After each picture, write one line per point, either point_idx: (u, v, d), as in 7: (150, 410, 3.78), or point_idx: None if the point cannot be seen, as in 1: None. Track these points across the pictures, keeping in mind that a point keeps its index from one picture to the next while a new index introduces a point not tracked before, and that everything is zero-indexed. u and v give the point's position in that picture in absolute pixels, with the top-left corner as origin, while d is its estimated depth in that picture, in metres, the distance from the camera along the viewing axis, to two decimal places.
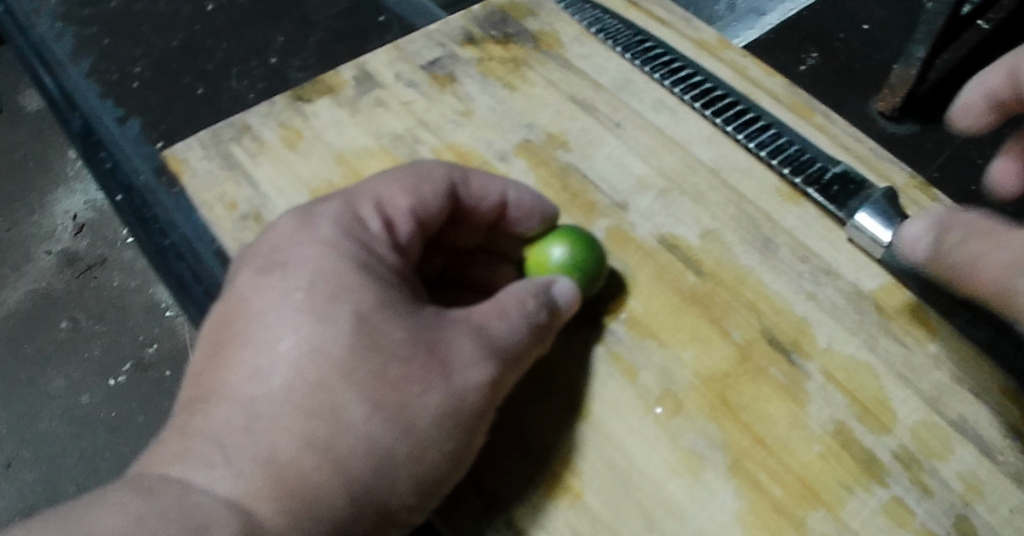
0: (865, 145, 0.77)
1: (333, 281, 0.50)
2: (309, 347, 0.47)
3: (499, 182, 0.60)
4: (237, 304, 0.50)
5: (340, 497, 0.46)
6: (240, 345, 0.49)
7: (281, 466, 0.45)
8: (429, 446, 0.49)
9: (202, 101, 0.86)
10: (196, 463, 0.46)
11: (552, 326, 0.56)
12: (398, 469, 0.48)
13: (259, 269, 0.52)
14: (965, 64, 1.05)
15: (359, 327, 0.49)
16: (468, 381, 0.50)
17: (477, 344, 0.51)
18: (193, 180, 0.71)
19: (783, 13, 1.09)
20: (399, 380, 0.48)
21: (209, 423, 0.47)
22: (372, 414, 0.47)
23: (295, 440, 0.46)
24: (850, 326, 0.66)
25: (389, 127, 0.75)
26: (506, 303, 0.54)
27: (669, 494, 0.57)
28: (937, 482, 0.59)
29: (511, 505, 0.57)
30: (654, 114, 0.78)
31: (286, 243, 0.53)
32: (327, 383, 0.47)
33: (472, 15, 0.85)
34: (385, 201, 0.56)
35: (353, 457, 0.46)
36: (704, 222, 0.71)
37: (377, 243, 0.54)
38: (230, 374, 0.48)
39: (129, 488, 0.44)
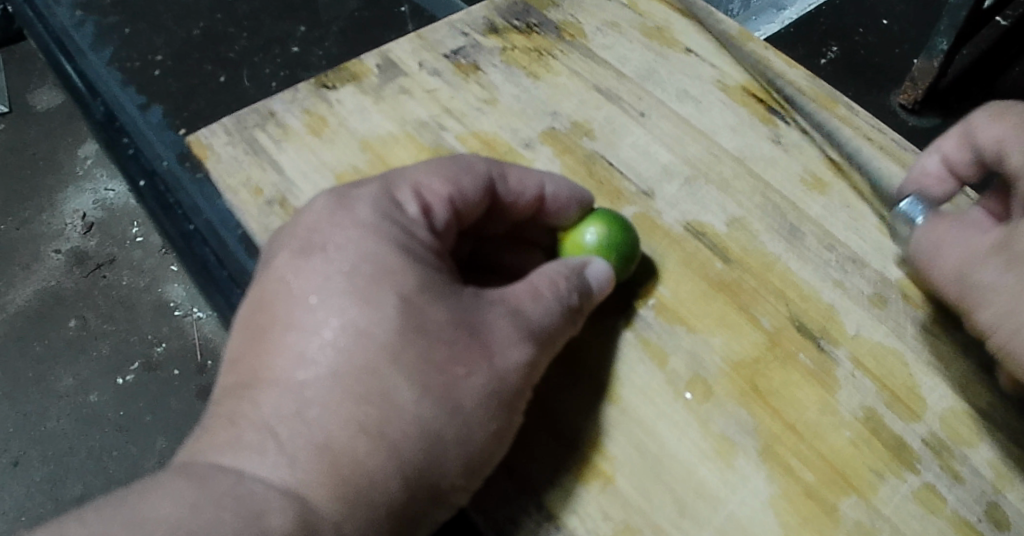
0: (887, 136, 0.76)
1: (375, 262, 0.50)
2: (355, 329, 0.48)
3: (536, 176, 0.60)
4: (276, 287, 0.50)
5: (394, 483, 0.46)
6: (283, 329, 0.49)
7: (335, 453, 0.45)
8: (475, 427, 0.49)
9: (224, 88, 0.87)
10: (249, 451, 0.46)
11: (583, 310, 0.56)
12: (447, 452, 0.48)
13: (298, 252, 0.51)
14: (985, 59, 1.06)
15: (403, 310, 0.49)
16: (509, 362, 0.51)
17: (517, 326, 0.52)
18: (218, 165, 0.71)
19: (801, 7, 1.10)
20: (444, 363, 0.48)
21: (259, 410, 0.47)
22: (420, 397, 0.47)
23: (348, 426, 0.46)
24: (879, 314, 0.65)
25: (414, 114, 0.75)
26: (539, 284, 0.54)
27: (701, 478, 0.56)
28: (968, 469, 0.58)
29: (544, 491, 0.56)
30: (678, 104, 0.78)
31: (323, 225, 0.53)
32: (375, 367, 0.47)
33: (495, 6, 0.86)
34: (422, 186, 0.56)
35: (405, 441, 0.46)
36: (730, 210, 0.70)
37: (415, 225, 0.54)
38: (275, 358, 0.48)
39: (183, 477, 0.44)
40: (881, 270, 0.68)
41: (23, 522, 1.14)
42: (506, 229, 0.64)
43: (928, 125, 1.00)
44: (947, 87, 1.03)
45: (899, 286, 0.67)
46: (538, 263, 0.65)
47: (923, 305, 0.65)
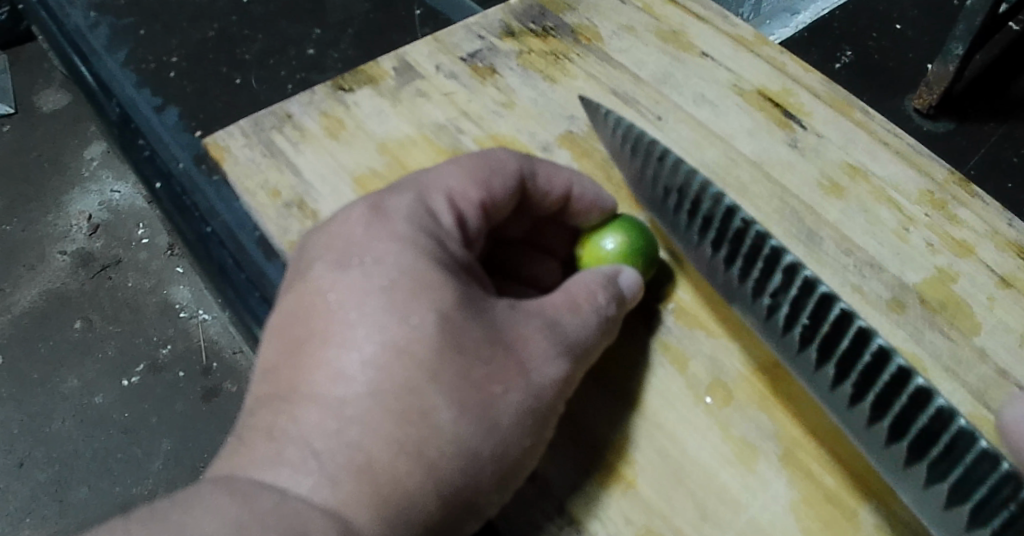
0: (904, 141, 0.77)
1: (413, 276, 0.50)
2: (395, 347, 0.47)
3: (566, 174, 0.60)
4: (312, 299, 0.50)
5: (432, 501, 0.47)
6: (321, 344, 0.48)
7: (376, 474, 0.45)
8: (512, 444, 0.49)
9: (241, 90, 0.87)
10: (291, 468, 0.45)
11: (619, 319, 0.56)
12: (484, 469, 0.48)
13: (335, 264, 0.51)
14: (999, 63, 1.08)
15: (443, 327, 0.49)
16: (546, 378, 0.51)
17: (553, 341, 0.52)
18: (235, 167, 0.71)
19: (815, 12, 1.13)
20: (482, 381, 0.48)
21: (299, 426, 0.46)
22: (459, 416, 0.47)
23: (388, 446, 0.46)
24: (896, 319, 0.66)
25: (432, 117, 0.75)
26: (577, 295, 0.54)
27: (723, 483, 0.56)
28: None
29: (566, 495, 0.56)
30: (695, 108, 0.78)
31: (359, 236, 0.52)
32: (415, 386, 0.47)
33: (510, 9, 0.86)
34: (456, 194, 0.57)
35: (444, 460, 0.47)
36: (749, 215, 0.71)
37: (450, 238, 0.54)
38: (313, 373, 0.48)
39: (223, 490, 0.44)
40: (899, 275, 0.69)
41: (27, 523, 1.14)
42: (525, 230, 0.65)
43: (942, 130, 1.03)
44: (961, 92, 1.06)
45: (916, 291, 0.68)
46: (557, 274, 0.64)
47: (939, 310, 0.67)
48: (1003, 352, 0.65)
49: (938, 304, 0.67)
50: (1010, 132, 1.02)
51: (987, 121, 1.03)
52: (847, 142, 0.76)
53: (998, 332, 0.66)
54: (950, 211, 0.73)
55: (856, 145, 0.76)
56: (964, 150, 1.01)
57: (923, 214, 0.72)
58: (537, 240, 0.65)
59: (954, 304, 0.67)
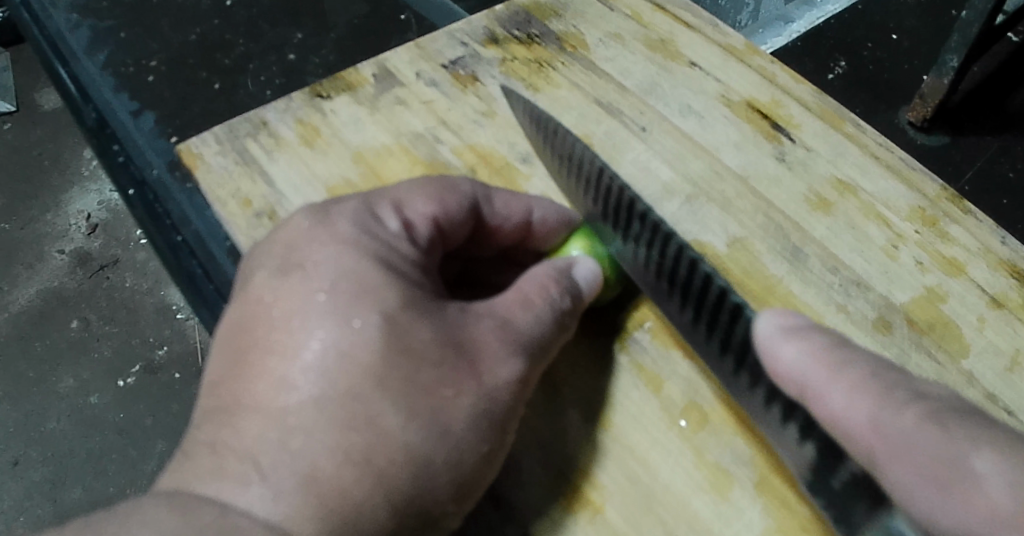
0: (895, 154, 0.75)
1: (355, 279, 0.49)
2: (337, 353, 0.46)
3: (523, 201, 0.59)
4: (253, 308, 0.49)
5: (383, 510, 0.44)
6: (263, 352, 0.47)
7: (319, 485, 0.43)
8: (467, 450, 0.47)
9: (220, 95, 0.85)
10: (234, 482, 0.43)
11: (575, 311, 0.54)
12: (438, 477, 0.46)
13: (275, 271, 0.50)
14: (996, 75, 1.06)
15: (387, 329, 0.47)
16: (499, 379, 0.49)
17: (506, 341, 0.50)
18: (208, 175, 0.69)
19: (810, 21, 1.11)
20: (431, 385, 0.46)
21: (240, 438, 0.44)
22: (408, 421, 0.45)
23: (333, 454, 0.44)
24: (881, 340, 0.64)
25: (410, 126, 0.73)
26: (529, 293, 0.53)
27: (694, 511, 0.54)
28: None
29: (531, 522, 0.54)
30: (681, 119, 0.76)
31: (300, 242, 0.51)
32: (358, 391, 0.45)
33: (495, 16, 0.84)
34: (405, 204, 0.55)
35: (393, 468, 0.45)
36: (732, 230, 0.69)
37: (396, 242, 0.52)
38: (255, 383, 0.46)
39: (167, 501, 0.41)
40: (886, 294, 0.67)
41: (19, 522, 1.12)
42: (497, 251, 0.62)
43: (936, 143, 1.01)
44: (957, 104, 1.04)
45: (904, 310, 0.66)
46: None
47: (927, 331, 0.65)
48: (991, 377, 0.64)
49: (926, 324, 0.66)
50: (1006, 146, 1.00)
51: (982, 135, 1.01)
52: (837, 156, 0.75)
53: (986, 353, 0.64)
54: (942, 229, 0.71)
55: (845, 159, 0.74)
56: (960, 164, 0.99)
57: (913, 231, 0.71)
58: (511, 260, 0.63)
59: (943, 323, 0.66)
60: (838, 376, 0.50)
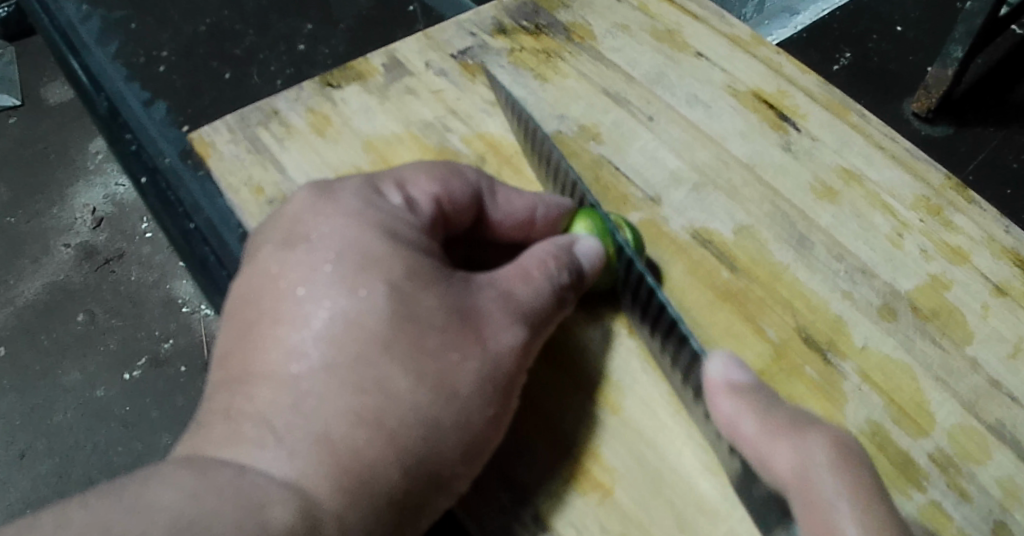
0: (901, 144, 0.76)
1: (361, 251, 0.49)
2: (346, 320, 0.47)
3: (528, 196, 0.59)
4: (260, 280, 0.49)
5: (395, 470, 0.45)
6: (271, 323, 0.47)
7: (333, 445, 0.44)
8: (475, 414, 0.48)
9: (230, 85, 0.86)
10: (249, 445, 0.44)
11: (575, 288, 0.54)
12: (447, 439, 0.47)
13: (282, 244, 0.51)
14: (1000, 67, 1.06)
15: (394, 297, 0.48)
16: (502, 345, 0.50)
17: (508, 309, 0.51)
18: (220, 163, 0.70)
19: (816, 12, 1.11)
20: (437, 350, 0.47)
21: (253, 404, 0.45)
22: (416, 383, 0.46)
23: (345, 416, 0.45)
24: (887, 326, 0.65)
25: (420, 115, 0.74)
26: (529, 266, 0.53)
27: (702, 492, 0.55)
28: (976, 487, 0.59)
29: (538, 498, 0.55)
30: (689, 109, 0.77)
31: (306, 218, 0.52)
32: (368, 357, 0.46)
33: (503, 6, 0.85)
34: (409, 183, 0.55)
35: (404, 429, 0.45)
36: (738, 218, 0.70)
37: (401, 216, 0.53)
38: (265, 352, 0.47)
39: (185, 467, 0.41)
40: (891, 281, 0.68)
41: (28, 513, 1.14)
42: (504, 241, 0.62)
43: (940, 134, 1.02)
44: (961, 96, 1.04)
45: (909, 298, 0.67)
46: None
47: (931, 318, 0.66)
48: (995, 363, 0.65)
49: (930, 312, 0.66)
50: (1009, 137, 1.00)
51: (987, 126, 1.02)
52: (842, 145, 0.75)
53: (989, 341, 0.65)
54: (946, 218, 0.72)
55: (852, 149, 0.75)
56: (964, 155, 1.00)
57: (918, 220, 0.72)
58: (517, 248, 0.62)
59: (947, 310, 0.67)
60: (770, 431, 0.51)
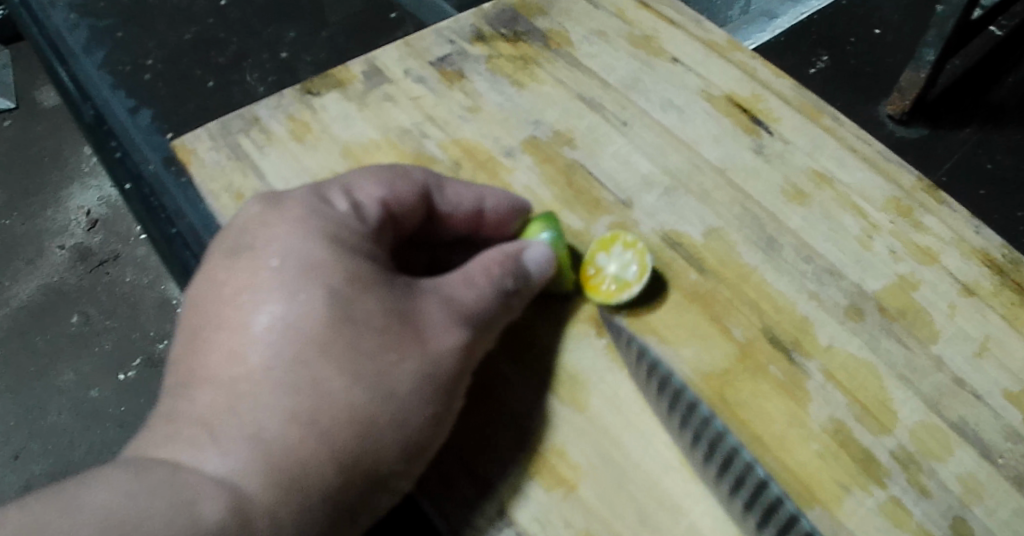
0: (873, 147, 0.77)
1: (303, 256, 0.50)
2: (285, 325, 0.48)
3: (476, 191, 0.60)
4: (207, 286, 0.51)
5: (328, 468, 0.46)
6: (215, 329, 0.49)
7: (267, 444, 0.46)
8: (413, 411, 0.49)
9: (214, 92, 0.87)
10: (187, 444, 0.46)
11: (520, 293, 0.55)
12: (383, 438, 0.48)
13: (229, 252, 0.52)
14: (977, 69, 1.08)
15: (332, 300, 0.49)
16: (442, 346, 0.51)
17: (448, 312, 0.52)
18: (202, 169, 0.72)
19: (795, 16, 1.13)
20: (374, 351, 0.48)
21: (195, 407, 0.47)
22: (352, 384, 0.47)
23: (279, 417, 0.46)
24: (853, 326, 0.67)
25: (397, 121, 0.75)
26: (472, 272, 0.53)
27: (665, 488, 0.57)
28: (937, 484, 0.60)
29: (502, 494, 0.57)
30: (662, 114, 0.78)
31: (252, 226, 0.53)
32: (304, 359, 0.47)
33: (482, 13, 0.86)
34: (355, 188, 0.56)
35: (338, 428, 0.47)
36: (709, 221, 0.71)
37: (346, 221, 0.53)
38: (209, 356, 0.48)
39: (124, 467, 0.44)
40: (859, 282, 0.69)
41: None
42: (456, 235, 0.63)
43: (915, 135, 1.03)
44: (938, 98, 1.06)
45: (876, 298, 0.68)
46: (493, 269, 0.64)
47: (897, 317, 0.68)
48: (959, 362, 0.66)
49: (896, 311, 0.68)
50: (985, 138, 1.02)
51: (963, 127, 1.03)
52: (814, 148, 0.77)
53: (953, 341, 0.67)
54: (916, 218, 0.74)
55: (823, 152, 0.77)
56: (939, 156, 1.01)
57: (888, 221, 0.73)
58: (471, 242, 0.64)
59: (913, 310, 0.68)
60: None
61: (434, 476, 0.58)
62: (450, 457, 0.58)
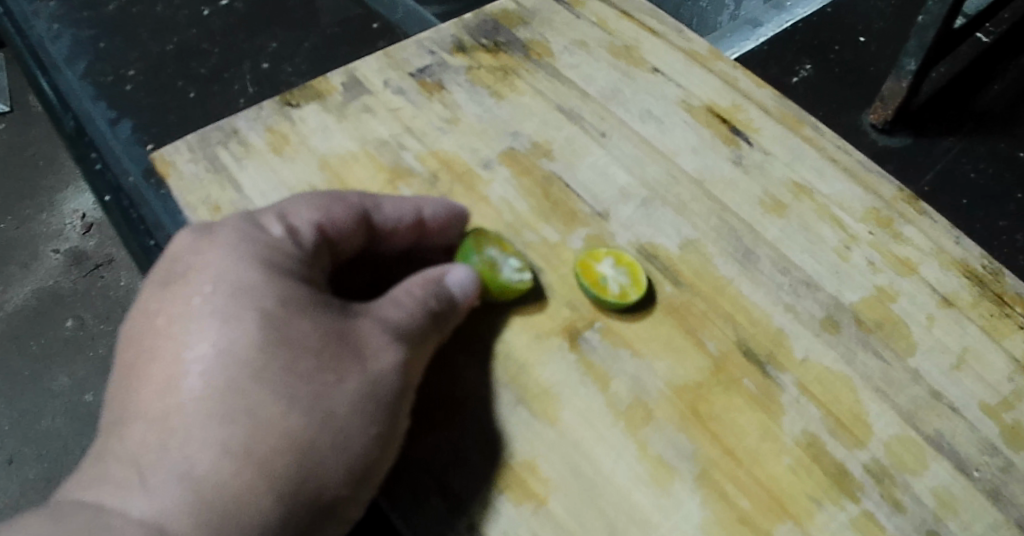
0: (854, 157, 0.77)
1: (237, 281, 0.50)
2: (217, 351, 0.47)
3: (411, 201, 0.62)
4: (138, 319, 0.50)
5: (267, 498, 0.45)
6: (146, 362, 0.48)
7: (198, 479, 0.44)
8: (354, 434, 0.49)
9: (195, 103, 0.87)
10: (114, 487, 0.44)
11: (448, 314, 0.58)
12: (326, 461, 0.47)
13: (160, 284, 0.51)
14: (962, 76, 1.08)
15: (266, 324, 0.48)
16: (380, 365, 0.51)
17: (384, 332, 0.52)
18: (179, 182, 0.72)
19: (778, 24, 1.13)
20: (311, 374, 0.48)
21: (123, 444, 0.46)
22: (289, 408, 0.47)
23: (212, 448, 0.45)
24: (828, 339, 0.67)
25: (375, 132, 0.76)
26: (398, 296, 0.55)
27: (635, 502, 0.58)
28: (911, 498, 0.60)
29: (473, 507, 0.57)
30: (641, 125, 0.78)
31: (184, 256, 0.52)
32: (238, 385, 0.46)
33: (464, 23, 0.86)
34: (290, 213, 0.56)
35: (275, 456, 0.46)
36: (685, 233, 0.71)
37: (280, 247, 0.54)
38: (139, 391, 0.47)
39: (45, 515, 0.43)
40: (836, 294, 0.69)
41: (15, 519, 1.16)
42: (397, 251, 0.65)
43: (898, 144, 1.03)
44: (922, 106, 1.06)
45: (853, 310, 0.68)
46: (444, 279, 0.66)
47: (874, 329, 0.68)
48: (936, 374, 0.66)
49: (873, 324, 0.68)
50: (969, 147, 1.02)
51: (947, 136, 1.03)
52: (794, 159, 0.77)
53: (929, 353, 0.67)
54: (896, 229, 0.73)
55: (803, 162, 0.77)
56: (921, 166, 1.01)
57: (867, 232, 0.73)
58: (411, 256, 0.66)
59: (889, 323, 0.68)
60: None
61: (402, 485, 0.58)
62: (417, 471, 0.59)
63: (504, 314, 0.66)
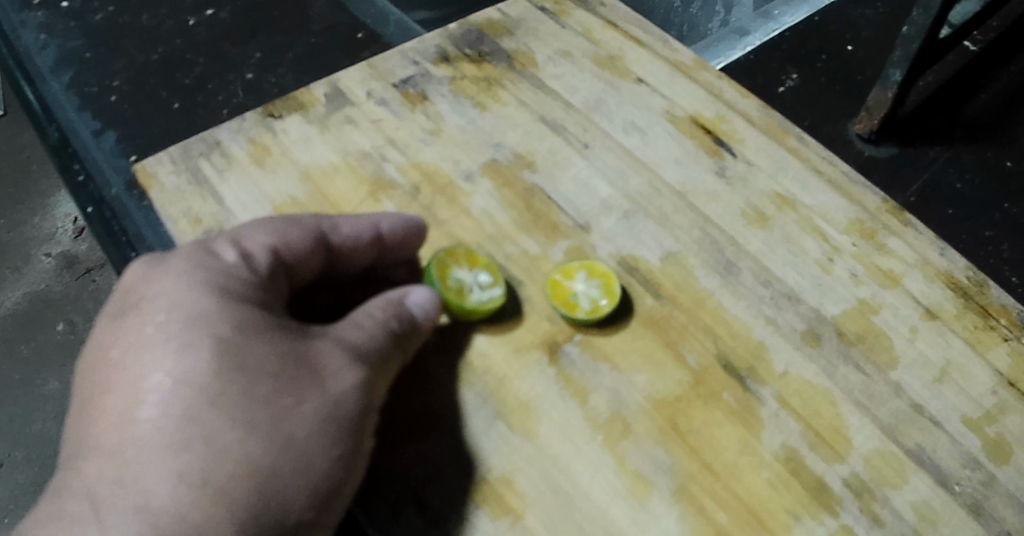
0: (838, 168, 0.77)
1: (190, 308, 0.50)
2: (171, 381, 0.47)
3: (370, 219, 0.62)
4: (93, 350, 0.50)
5: (226, 525, 0.45)
6: (101, 394, 0.48)
7: (156, 512, 0.45)
8: (316, 455, 0.49)
9: (180, 114, 0.87)
10: (73, 523, 0.45)
11: (409, 334, 0.57)
12: (287, 485, 0.47)
13: (114, 313, 0.51)
14: (949, 85, 1.08)
15: (220, 351, 0.48)
16: (340, 387, 0.51)
17: (344, 354, 0.52)
18: (161, 194, 0.72)
19: (766, 33, 1.13)
20: (268, 399, 0.48)
21: (82, 480, 0.46)
22: (246, 436, 0.47)
23: (170, 480, 0.45)
24: (809, 352, 0.66)
25: (358, 144, 0.76)
26: (358, 319, 0.55)
27: (612, 517, 0.57)
28: (891, 513, 0.60)
29: (451, 521, 0.57)
30: (624, 136, 0.78)
31: (137, 284, 0.52)
32: (193, 415, 0.47)
33: (448, 33, 0.86)
34: (245, 238, 0.56)
35: (233, 484, 0.46)
36: (667, 245, 0.71)
37: (235, 272, 0.53)
38: (95, 424, 0.48)
39: None
40: (818, 307, 0.69)
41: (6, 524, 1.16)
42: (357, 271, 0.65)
43: (884, 155, 1.03)
44: (907, 116, 1.06)
45: (834, 323, 0.68)
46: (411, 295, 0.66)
47: (855, 342, 0.67)
48: (918, 387, 0.66)
49: (855, 337, 0.68)
50: (955, 157, 1.02)
51: (934, 145, 1.03)
52: (777, 170, 0.77)
53: (910, 367, 0.67)
54: (880, 241, 0.73)
55: (786, 174, 0.77)
56: (907, 177, 1.01)
57: (850, 244, 0.73)
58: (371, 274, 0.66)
59: (871, 336, 0.68)
60: None
61: (375, 490, 0.58)
62: (392, 487, 0.58)
63: (483, 328, 0.66)
